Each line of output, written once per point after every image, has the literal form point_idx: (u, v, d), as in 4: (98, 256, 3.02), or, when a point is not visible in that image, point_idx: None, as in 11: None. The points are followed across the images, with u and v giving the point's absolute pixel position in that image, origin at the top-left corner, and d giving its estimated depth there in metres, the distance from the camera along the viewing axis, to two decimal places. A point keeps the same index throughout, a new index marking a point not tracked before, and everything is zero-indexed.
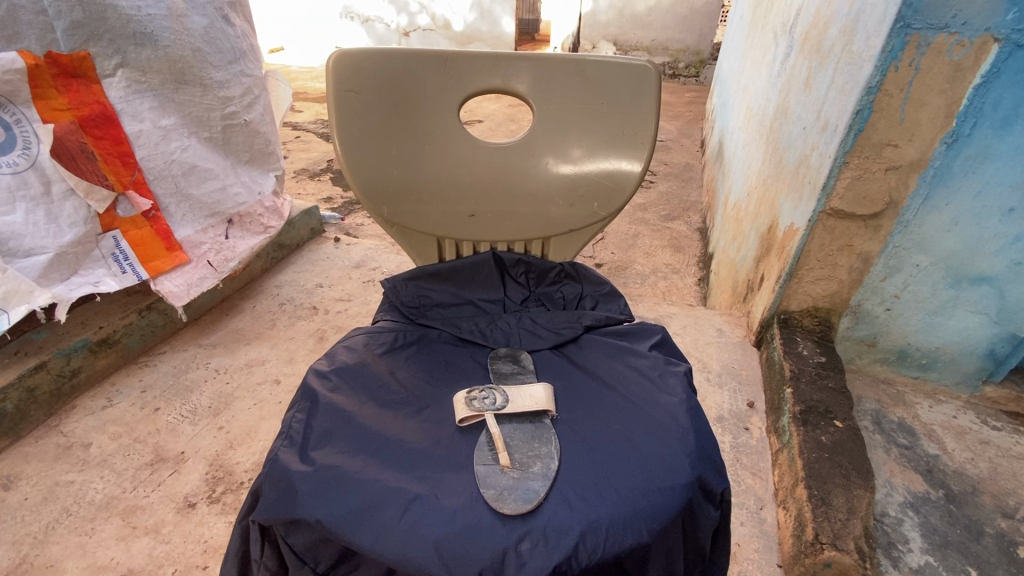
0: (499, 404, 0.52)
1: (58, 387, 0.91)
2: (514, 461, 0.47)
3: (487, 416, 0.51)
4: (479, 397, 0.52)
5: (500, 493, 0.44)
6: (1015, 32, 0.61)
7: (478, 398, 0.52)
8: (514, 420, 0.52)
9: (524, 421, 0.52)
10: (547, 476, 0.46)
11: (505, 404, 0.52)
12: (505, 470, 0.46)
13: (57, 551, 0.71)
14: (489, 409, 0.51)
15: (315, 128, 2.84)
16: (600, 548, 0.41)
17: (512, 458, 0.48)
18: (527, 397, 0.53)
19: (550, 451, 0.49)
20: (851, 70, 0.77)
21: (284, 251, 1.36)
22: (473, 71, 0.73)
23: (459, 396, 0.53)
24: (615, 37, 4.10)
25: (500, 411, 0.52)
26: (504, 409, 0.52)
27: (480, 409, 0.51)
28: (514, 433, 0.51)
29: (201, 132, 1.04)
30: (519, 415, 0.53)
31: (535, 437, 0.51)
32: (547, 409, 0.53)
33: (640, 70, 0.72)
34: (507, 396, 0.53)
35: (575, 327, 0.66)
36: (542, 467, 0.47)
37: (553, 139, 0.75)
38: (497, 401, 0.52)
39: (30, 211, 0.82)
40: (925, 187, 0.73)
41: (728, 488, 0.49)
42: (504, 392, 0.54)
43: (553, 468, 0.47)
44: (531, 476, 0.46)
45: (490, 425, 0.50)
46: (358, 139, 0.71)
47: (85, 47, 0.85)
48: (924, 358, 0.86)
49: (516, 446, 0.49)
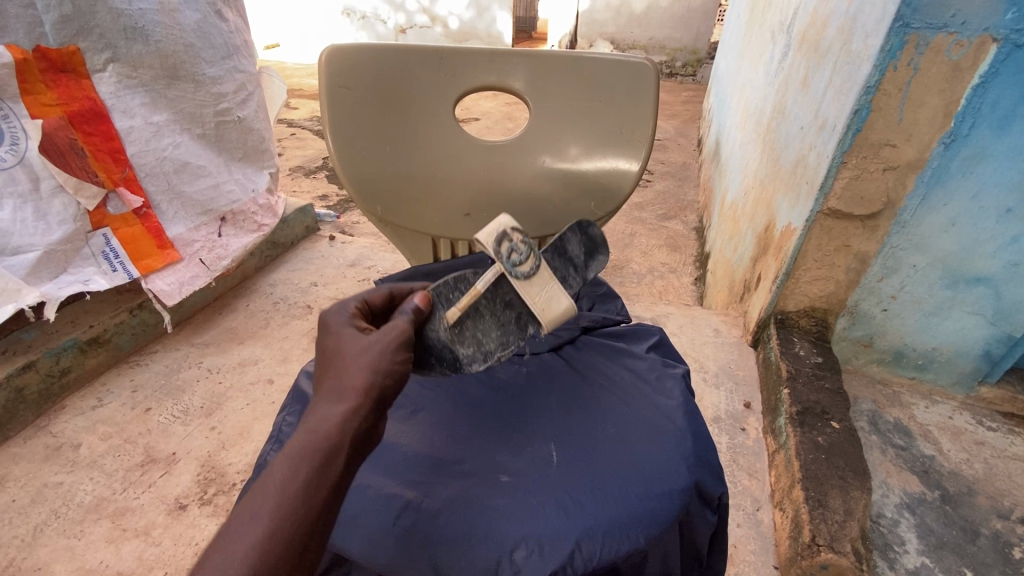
0: (517, 274, 0.53)
1: (47, 386, 0.90)
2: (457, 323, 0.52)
3: (502, 264, 0.53)
4: (511, 244, 0.54)
5: (428, 339, 0.52)
6: (1014, 32, 0.61)
7: (510, 244, 0.53)
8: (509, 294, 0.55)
9: (516, 308, 0.55)
10: (481, 366, 0.54)
11: (524, 271, 0.54)
12: (434, 318, 0.52)
13: (45, 554, 0.71)
14: (503, 262, 0.53)
15: (309, 125, 2.82)
16: (596, 553, 0.44)
17: (462, 323, 0.53)
18: (545, 292, 0.55)
19: (469, 354, 0.53)
20: (849, 69, 0.76)
21: (278, 249, 1.35)
22: (468, 67, 0.72)
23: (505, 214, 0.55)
24: (612, 36, 4.09)
25: (515, 271, 0.53)
26: (517, 273, 0.53)
27: (501, 251, 0.53)
28: (490, 302, 0.54)
29: (194, 129, 1.03)
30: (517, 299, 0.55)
31: (504, 319, 0.55)
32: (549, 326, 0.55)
33: (638, 67, 0.71)
34: (528, 279, 0.54)
35: (582, 231, 0.59)
36: (481, 351, 0.54)
37: (549, 138, 0.74)
38: (522, 263, 0.54)
39: (17, 208, 0.81)
40: (922, 187, 0.73)
41: (725, 492, 0.51)
42: (536, 264, 0.55)
43: (466, 365, 0.54)
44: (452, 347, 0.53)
45: (494, 272, 0.53)
46: (350, 137, 0.70)
47: (74, 41, 0.84)
48: (920, 359, 0.85)
49: (476, 316, 0.53)
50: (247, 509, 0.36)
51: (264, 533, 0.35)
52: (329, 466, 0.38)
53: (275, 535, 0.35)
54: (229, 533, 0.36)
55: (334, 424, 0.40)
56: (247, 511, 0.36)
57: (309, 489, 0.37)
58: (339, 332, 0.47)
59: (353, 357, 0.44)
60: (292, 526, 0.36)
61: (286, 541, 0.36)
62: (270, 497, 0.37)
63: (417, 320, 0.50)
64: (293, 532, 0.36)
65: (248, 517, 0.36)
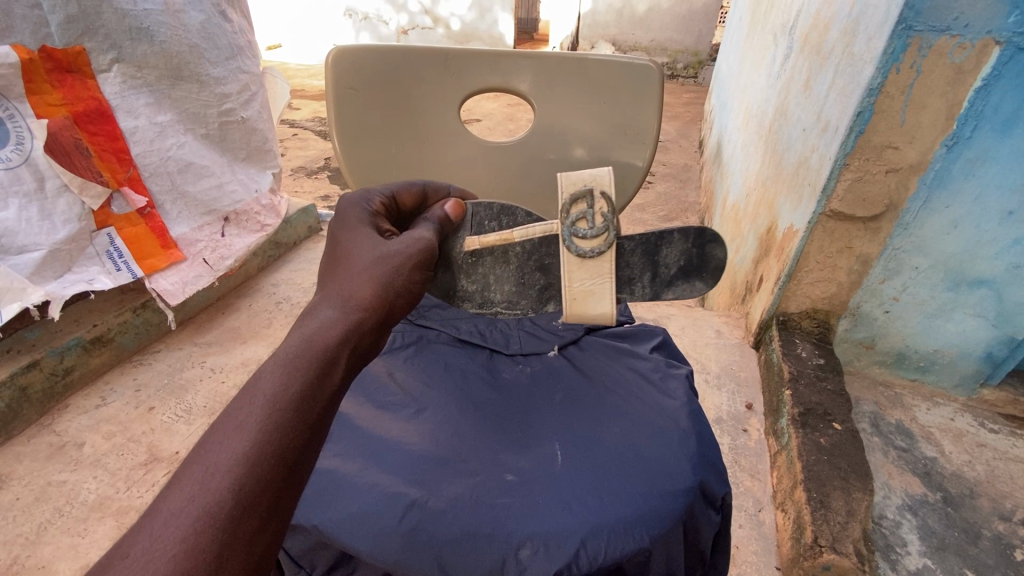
0: (568, 243, 0.58)
1: (50, 385, 0.90)
2: (478, 254, 0.60)
3: (569, 221, 0.58)
4: (589, 212, 0.57)
5: (450, 249, 0.61)
6: (1016, 35, 0.61)
7: (585, 211, 0.57)
8: (551, 259, 0.60)
9: (546, 277, 0.61)
10: (473, 303, 0.64)
11: (580, 240, 0.58)
12: (461, 234, 0.60)
13: (49, 552, 0.71)
14: (565, 223, 0.58)
15: (312, 126, 2.82)
16: (601, 553, 0.46)
17: (482, 258, 0.61)
18: (587, 287, 0.59)
19: (472, 288, 0.62)
20: (852, 71, 0.76)
21: (281, 249, 1.35)
22: (474, 69, 0.72)
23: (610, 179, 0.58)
24: (614, 38, 4.09)
25: (574, 235, 0.58)
26: (574, 237, 0.58)
27: (576, 210, 0.58)
28: (515, 249, 0.60)
29: (198, 129, 1.03)
30: (554, 270, 0.61)
31: (526, 279, 0.62)
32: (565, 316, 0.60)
33: (644, 69, 0.72)
34: (575, 258, 0.58)
35: (696, 245, 0.57)
36: (481, 291, 0.63)
37: (555, 140, 0.75)
38: (583, 232, 0.58)
39: (23, 208, 0.82)
40: (925, 190, 0.73)
41: (728, 493, 0.54)
42: (594, 245, 0.58)
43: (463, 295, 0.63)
44: (463, 277, 0.62)
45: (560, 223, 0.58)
46: (357, 139, 0.72)
47: (80, 41, 0.84)
48: (922, 361, 0.86)
49: (495, 256, 0.61)
50: (233, 421, 0.41)
51: (251, 444, 0.39)
52: (311, 379, 0.44)
53: (257, 445, 0.39)
54: (210, 449, 0.40)
55: (319, 342, 0.46)
56: (234, 423, 0.41)
57: (293, 403, 0.42)
58: (348, 236, 0.56)
59: (351, 273, 0.52)
60: (276, 437, 0.40)
61: (270, 454, 0.40)
62: (255, 411, 0.41)
63: (445, 229, 0.59)
64: (277, 446, 0.40)
65: (235, 428, 0.40)
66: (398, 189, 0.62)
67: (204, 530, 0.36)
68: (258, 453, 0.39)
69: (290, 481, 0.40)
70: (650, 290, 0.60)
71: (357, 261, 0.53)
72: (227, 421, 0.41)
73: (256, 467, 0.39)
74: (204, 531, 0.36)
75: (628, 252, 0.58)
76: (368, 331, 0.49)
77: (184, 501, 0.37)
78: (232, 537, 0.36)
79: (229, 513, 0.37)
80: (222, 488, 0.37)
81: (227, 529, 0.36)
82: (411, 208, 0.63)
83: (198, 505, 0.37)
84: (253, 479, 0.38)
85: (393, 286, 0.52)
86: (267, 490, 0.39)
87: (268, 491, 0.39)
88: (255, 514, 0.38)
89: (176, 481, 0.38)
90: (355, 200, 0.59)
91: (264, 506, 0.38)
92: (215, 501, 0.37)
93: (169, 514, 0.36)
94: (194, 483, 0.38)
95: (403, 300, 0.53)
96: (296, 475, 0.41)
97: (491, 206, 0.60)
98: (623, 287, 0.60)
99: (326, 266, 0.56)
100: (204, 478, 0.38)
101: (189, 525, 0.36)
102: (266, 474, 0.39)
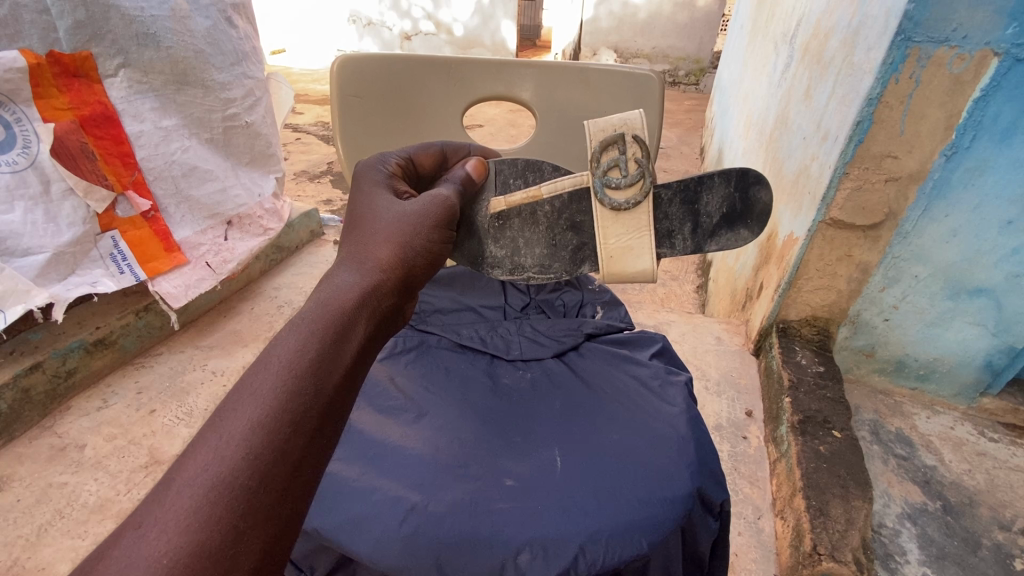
0: (601, 195, 0.62)
1: (53, 387, 0.90)
2: (504, 215, 0.65)
3: (603, 168, 0.62)
4: (624, 160, 0.61)
5: (476, 213, 0.66)
6: (1015, 46, 0.61)
7: (618, 158, 0.62)
8: (582, 217, 0.65)
9: (578, 236, 0.65)
10: (504, 269, 0.68)
11: (615, 186, 0.61)
12: (484, 196, 0.66)
13: (49, 554, 0.71)
14: (598, 172, 0.62)
15: (314, 131, 2.84)
16: (600, 559, 0.46)
17: (510, 221, 0.65)
18: (625, 242, 0.63)
19: (498, 251, 0.67)
20: (852, 81, 0.77)
21: (283, 253, 1.36)
22: (478, 78, 0.79)
23: (640, 124, 0.62)
24: (615, 45, 4.11)
25: (608, 183, 0.62)
26: (608, 184, 0.62)
27: (609, 157, 0.62)
28: (540, 207, 0.64)
29: (202, 134, 1.04)
30: (585, 227, 0.65)
31: (557, 240, 0.66)
32: (605, 274, 0.64)
33: (644, 78, 0.79)
34: (609, 210, 0.62)
35: (738, 189, 0.60)
36: (511, 256, 0.67)
37: (553, 143, 0.83)
38: (617, 180, 0.61)
39: (28, 211, 0.82)
40: (924, 199, 0.73)
41: (727, 500, 0.54)
42: (628, 191, 0.62)
43: (492, 260, 0.67)
44: (491, 241, 0.67)
45: (597, 172, 0.62)
46: (366, 139, 0.81)
47: (88, 46, 0.85)
48: (921, 369, 0.86)
49: (519, 216, 0.65)
50: (248, 389, 0.42)
51: (266, 412, 0.40)
52: (323, 344, 0.45)
53: (272, 413, 0.40)
54: (230, 408, 0.41)
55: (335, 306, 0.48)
56: (249, 390, 0.42)
57: (308, 369, 0.43)
58: (366, 202, 0.58)
59: (369, 237, 0.55)
60: (292, 404, 0.41)
61: (286, 422, 0.40)
62: (270, 377, 0.42)
63: (469, 189, 0.64)
64: (293, 414, 0.41)
65: (250, 394, 0.41)
66: (415, 153, 0.67)
67: (219, 499, 0.36)
68: (272, 420, 0.40)
69: (306, 451, 0.41)
70: (692, 242, 0.63)
71: (376, 223, 0.55)
72: (242, 389, 0.42)
73: (271, 435, 0.39)
74: (218, 500, 0.36)
75: (666, 202, 0.62)
76: (385, 294, 0.51)
77: (198, 469, 0.38)
78: (248, 506, 0.37)
79: (246, 484, 0.37)
80: (237, 457, 0.38)
81: (242, 497, 0.37)
82: (429, 169, 0.68)
83: (212, 474, 0.37)
84: (268, 447, 0.39)
85: (409, 251, 0.54)
86: (284, 458, 0.39)
87: (284, 460, 0.39)
88: (273, 483, 0.39)
89: (191, 451, 0.39)
90: (373, 164, 0.62)
91: (281, 475, 0.39)
92: (232, 468, 0.38)
93: (183, 482, 0.37)
94: (209, 451, 0.38)
95: (417, 267, 0.54)
96: (312, 444, 0.41)
97: (514, 165, 0.67)
98: (663, 241, 0.64)
99: (345, 228, 0.58)
100: (219, 447, 0.39)
101: (203, 494, 0.36)
102: (282, 442, 0.40)
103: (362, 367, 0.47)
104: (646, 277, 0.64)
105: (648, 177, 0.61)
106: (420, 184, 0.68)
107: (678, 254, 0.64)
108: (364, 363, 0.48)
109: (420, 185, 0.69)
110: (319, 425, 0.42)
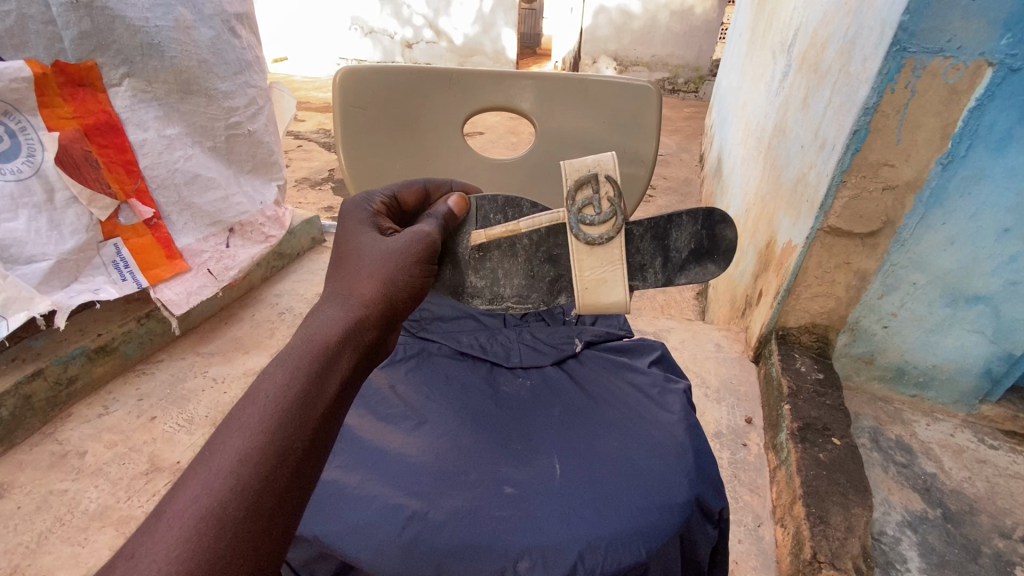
0: (577, 230, 0.63)
1: (54, 394, 0.91)
2: (485, 247, 0.65)
3: (578, 206, 0.63)
4: (596, 199, 0.63)
5: (456, 245, 0.66)
6: (1008, 57, 0.62)
7: (591, 196, 0.63)
8: (559, 250, 0.65)
9: (556, 268, 0.66)
10: (484, 298, 0.68)
11: (591, 224, 0.62)
12: (467, 228, 0.66)
13: (49, 561, 0.71)
14: (574, 209, 0.63)
15: (315, 138, 2.85)
16: (599, 566, 0.46)
17: (490, 252, 0.65)
18: (599, 275, 0.64)
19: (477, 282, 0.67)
20: (847, 90, 0.78)
21: (284, 260, 1.37)
22: (479, 89, 0.81)
23: (613, 165, 0.63)
24: (615, 53, 4.14)
25: (582, 221, 0.63)
26: (584, 222, 0.62)
27: (581, 196, 0.63)
28: (522, 242, 0.65)
29: (204, 142, 1.05)
30: (563, 260, 0.65)
31: (535, 272, 0.66)
32: (581, 305, 0.65)
33: (642, 89, 0.81)
34: (584, 244, 0.63)
35: (705, 227, 0.63)
36: (491, 286, 0.67)
37: (552, 152, 0.84)
38: (592, 219, 0.62)
39: (32, 218, 0.83)
40: (920, 208, 0.74)
41: (726, 507, 0.55)
42: (600, 228, 0.63)
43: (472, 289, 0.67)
44: (469, 272, 0.66)
45: (574, 211, 0.63)
46: (366, 148, 0.82)
47: (92, 56, 0.86)
48: (921, 376, 0.86)
49: (500, 248, 0.65)
50: (237, 421, 0.43)
51: (253, 444, 0.42)
52: (304, 378, 0.46)
53: (259, 446, 0.42)
54: (217, 443, 0.42)
55: (318, 342, 0.49)
56: (237, 423, 0.43)
57: (295, 402, 0.45)
58: (351, 239, 0.59)
59: (353, 273, 0.56)
60: (277, 436, 0.43)
61: (272, 454, 0.42)
62: (257, 411, 0.44)
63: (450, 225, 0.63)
64: (279, 446, 0.42)
65: (238, 427, 0.43)
66: (400, 190, 0.67)
67: (208, 530, 0.38)
68: (259, 453, 0.41)
69: (292, 480, 0.42)
70: (663, 276, 0.65)
71: (359, 260, 0.56)
72: (230, 422, 0.43)
73: (258, 466, 0.41)
74: (206, 531, 0.38)
75: (638, 237, 0.63)
76: (369, 327, 0.52)
77: (188, 500, 0.39)
78: (235, 535, 0.38)
79: (234, 514, 0.39)
80: (225, 489, 0.40)
81: (229, 527, 0.39)
82: (412, 206, 0.68)
83: (201, 506, 0.39)
84: (255, 478, 0.41)
85: (393, 283, 0.55)
86: (269, 488, 0.41)
87: (269, 490, 0.41)
88: (260, 510, 0.40)
89: (181, 484, 0.41)
90: (359, 202, 0.63)
91: (266, 505, 0.40)
92: (219, 498, 0.39)
93: (173, 515, 0.39)
94: (198, 484, 0.40)
95: (402, 300, 0.56)
96: (297, 474, 0.43)
97: (494, 200, 0.67)
98: (636, 274, 0.65)
99: (331, 265, 0.59)
100: (208, 479, 0.40)
101: (192, 525, 0.38)
102: (268, 474, 0.41)
103: (347, 399, 0.49)
104: (619, 307, 0.65)
105: (621, 215, 0.62)
106: (405, 221, 0.69)
107: (649, 286, 0.66)
108: (348, 394, 0.49)
109: (405, 222, 0.69)
110: (305, 453, 0.43)
